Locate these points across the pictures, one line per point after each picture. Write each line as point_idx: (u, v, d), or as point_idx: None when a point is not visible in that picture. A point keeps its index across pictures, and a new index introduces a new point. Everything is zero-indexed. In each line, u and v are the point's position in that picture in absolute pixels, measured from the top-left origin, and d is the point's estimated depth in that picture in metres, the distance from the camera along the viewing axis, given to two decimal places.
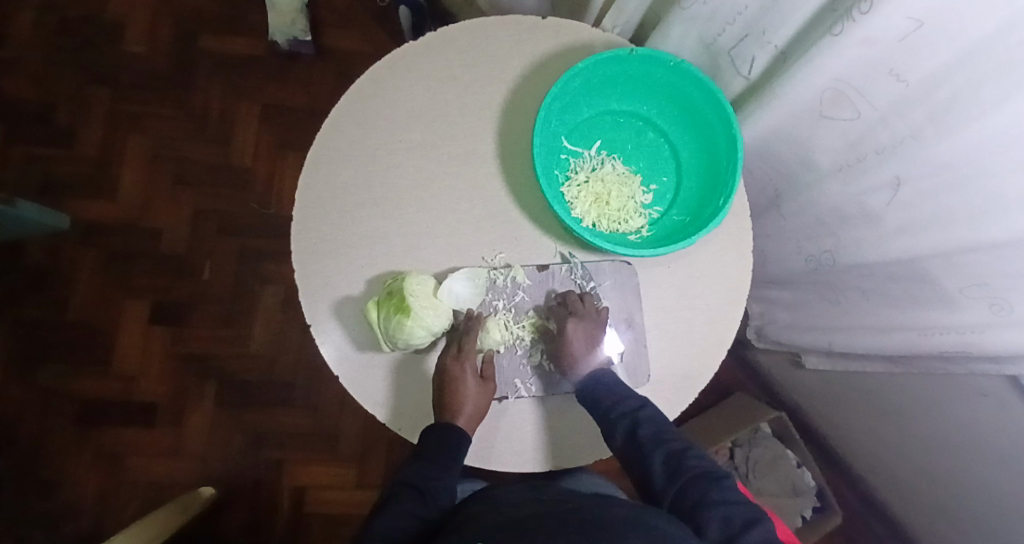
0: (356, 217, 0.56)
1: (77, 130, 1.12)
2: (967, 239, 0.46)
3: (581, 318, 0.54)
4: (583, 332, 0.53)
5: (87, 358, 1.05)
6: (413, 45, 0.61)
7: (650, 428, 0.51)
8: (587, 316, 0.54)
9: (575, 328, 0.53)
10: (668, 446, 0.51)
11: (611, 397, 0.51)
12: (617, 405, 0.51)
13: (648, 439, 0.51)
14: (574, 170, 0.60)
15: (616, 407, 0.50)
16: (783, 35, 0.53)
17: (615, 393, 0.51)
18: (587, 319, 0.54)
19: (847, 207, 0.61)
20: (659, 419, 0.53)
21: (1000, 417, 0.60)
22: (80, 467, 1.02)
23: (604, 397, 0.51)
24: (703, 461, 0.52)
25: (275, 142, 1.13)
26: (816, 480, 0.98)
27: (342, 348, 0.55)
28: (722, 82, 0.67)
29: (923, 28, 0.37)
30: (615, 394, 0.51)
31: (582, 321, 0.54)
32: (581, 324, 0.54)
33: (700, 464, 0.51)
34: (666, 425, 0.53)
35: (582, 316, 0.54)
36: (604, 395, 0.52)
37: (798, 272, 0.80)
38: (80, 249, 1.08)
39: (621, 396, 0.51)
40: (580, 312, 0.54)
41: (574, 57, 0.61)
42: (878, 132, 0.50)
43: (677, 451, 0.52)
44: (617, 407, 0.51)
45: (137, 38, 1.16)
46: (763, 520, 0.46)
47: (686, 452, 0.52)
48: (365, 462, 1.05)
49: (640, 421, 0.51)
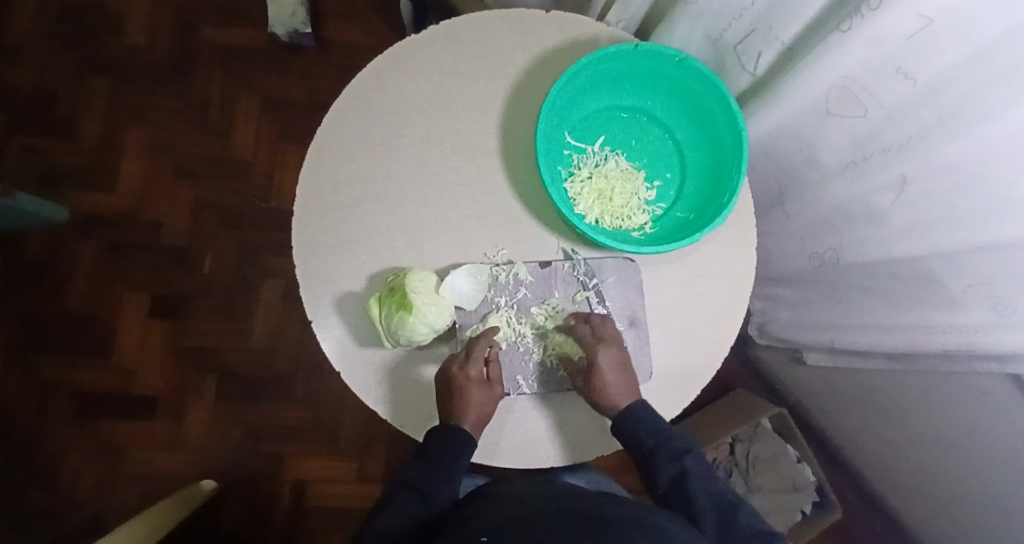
0: (358, 213, 0.56)
1: (75, 121, 1.11)
2: (975, 240, 0.45)
3: (610, 347, 0.53)
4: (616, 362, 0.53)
5: (88, 350, 1.05)
6: (415, 37, 0.60)
7: (699, 480, 0.53)
8: (614, 343, 0.54)
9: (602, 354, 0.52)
10: (719, 502, 0.51)
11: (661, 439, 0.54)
12: (665, 448, 0.54)
13: (697, 491, 0.52)
14: (577, 166, 0.59)
15: (664, 453, 0.53)
16: (791, 30, 0.52)
17: (663, 436, 0.54)
18: (616, 343, 0.54)
19: (852, 206, 0.61)
20: (708, 473, 0.54)
21: (1002, 417, 0.60)
22: (81, 458, 1.02)
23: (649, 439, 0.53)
24: (757, 522, 0.49)
25: (275, 135, 1.13)
26: (816, 476, 0.97)
27: (343, 343, 0.55)
28: (727, 78, 0.67)
29: (933, 26, 0.37)
30: (662, 437, 0.54)
31: (612, 351, 0.53)
32: (612, 353, 0.53)
33: (754, 523, 0.49)
34: (717, 481, 0.53)
35: (610, 343, 0.53)
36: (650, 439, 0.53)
37: (801, 269, 0.79)
38: (79, 241, 1.08)
39: (671, 440, 0.54)
40: (606, 338, 0.53)
41: (580, 52, 0.61)
42: (885, 130, 0.49)
43: (729, 508, 0.50)
44: (664, 450, 0.54)
45: (136, 28, 1.14)
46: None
47: (739, 511, 0.50)
48: (367, 457, 1.06)
49: (687, 470, 0.53)
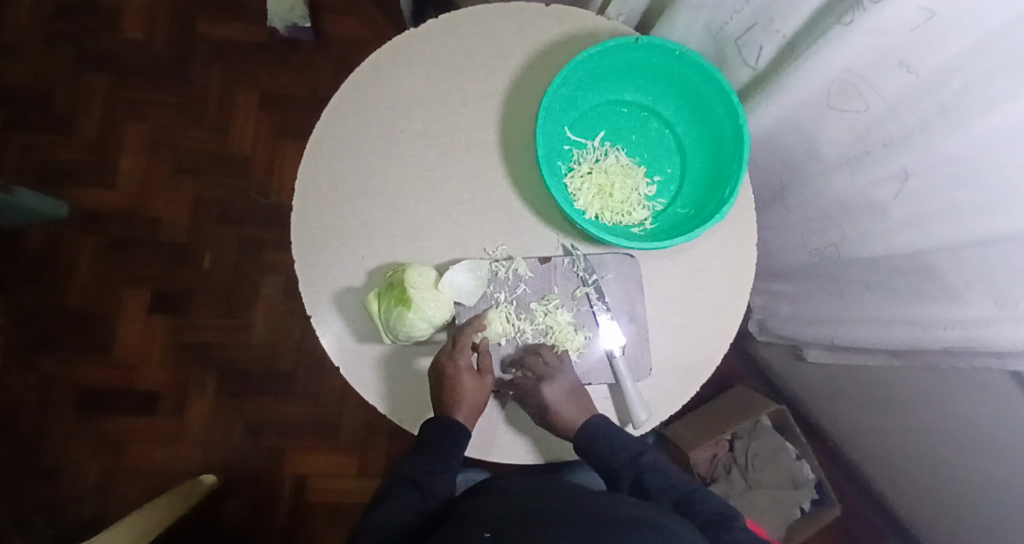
0: (356, 209, 0.56)
1: (75, 117, 1.11)
2: (977, 233, 0.45)
3: (553, 382, 0.52)
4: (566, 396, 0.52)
5: (88, 347, 1.05)
6: (413, 31, 0.60)
7: (654, 475, 0.53)
8: (557, 375, 0.53)
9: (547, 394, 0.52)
10: (676, 494, 0.52)
11: (615, 447, 0.53)
12: (618, 454, 0.53)
13: (654, 487, 0.53)
14: (577, 161, 0.59)
15: (619, 459, 0.53)
16: (792, 23, 0.52)
17: (617, 443, 0.53)
18: (557, 377, 0.53)
19: (854, 200, 0.60)
20: (662, 466, 0.54)
21: (1002, 412, 0.60)
22: (83, 454, 1.03)
23: (607, 448, 0.52)
24: (713, 505, 0.51)
25: (275, 130, 1.12)
26: (815, 473, 0.98)
27: (343, 339, 0.55)
28: (728, 71, 0.67)
29: (935, 18, 0.36)
30: (616, 445, 0.53)
31: (555, 385, 0.52)
32: (557, 389, 0.52)
33: (710, 508, 0.51)
34: (672, 472, 0.54)
35: (550, 378, 0.52)
36: (607, 449, 0.52)
37: (801, 264, 0.79)
38: (79, 237, 1.08)
39: (625, 446, 0.53)
40: (546, 375, 0.53)
41: (579, 45, 0.60)
42: (887, 123, 0.49)
43: (686, 499, 0.52)
44: (619, 457, 0.52)
45: (134, 23, 1.14)
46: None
47: (694, 498, 0.52)
48: (367, 452, 1.06)
49: (643, 468, 0.53)
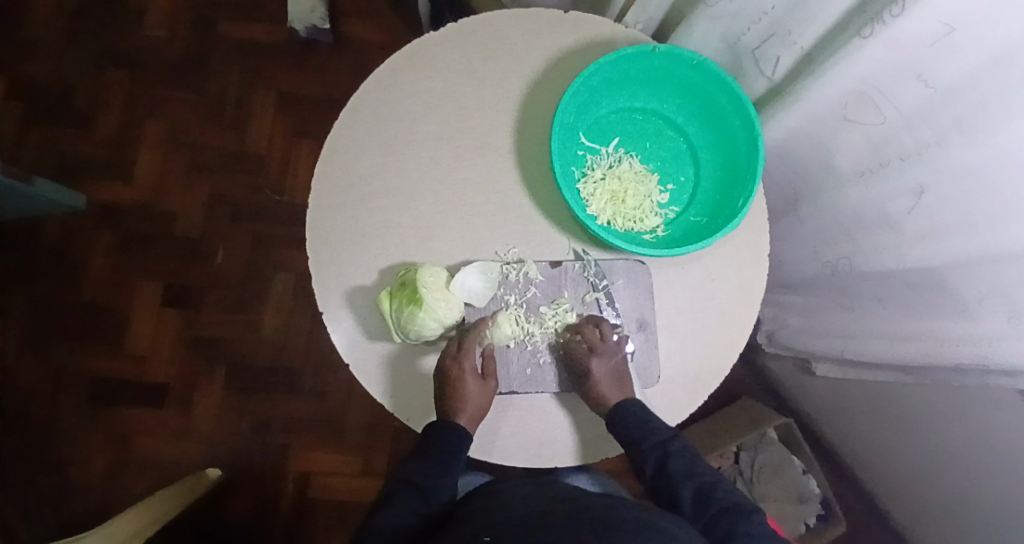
0: (372, 207, 0.56)
1: (95, 112, 1.13)
2: (992, 249, 0.44)
3: (603, 357, 0.53)
4: (610, 374, 0.53)
5: (100, 338, 1.07)
6: (432, 35, 0.60)
7: (679, 459, 0.53)
8: (608, 353, 0.53)
9: (593, 365, 0.53)
10: (698, 480, 0.52)
11: (644, 428, 0.53)
12: (648, 434, 0.53)
13: (677, 470, 0.53)
14: (590, 166, 0.59)
15: (647, 439, 0.53)
16: (809, 36, 0.52)
17: (646, 423, 0.53)
18: (609, 355, 0.53)
19: (868, 213, 0.60)
20: (689, 453, 0.54)
21: (1014, 432, 0.59)
22: (90, 444, 1.04)
23: (635, 428, 0.52)
24: (733, 496, 0.51)
25: (290, 129, 1.14)
26: (821, 488, 0.96)
27: (352, 336, 0.55)
28: (744, 82, 0.67)
29: (955, 33, 0.36)
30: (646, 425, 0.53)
31: (605, 361, 0.53)
32: (605, 367, 0.53)
33: (730, 497, 0.51)
34: (697, 460, 0.54)
35: (603, 353, 0.53)
36: (635, 429, 0.52)
37: (813, 276, 0.79)
38: (95, 230, 1.09)
39: (653, 427, 0.53)
40: (598, 349, 0.54)
41: (596, 52, 0.61)
42: (903, 137, 0.49)
43: (707, 485, 0.52)
44: (648, 437, 0.53)
45: (156, 22, 1.16)
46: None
47: (716, 486, 0.52)
48: (370, 451, 1.06)
49: (670, 452, 0.53)
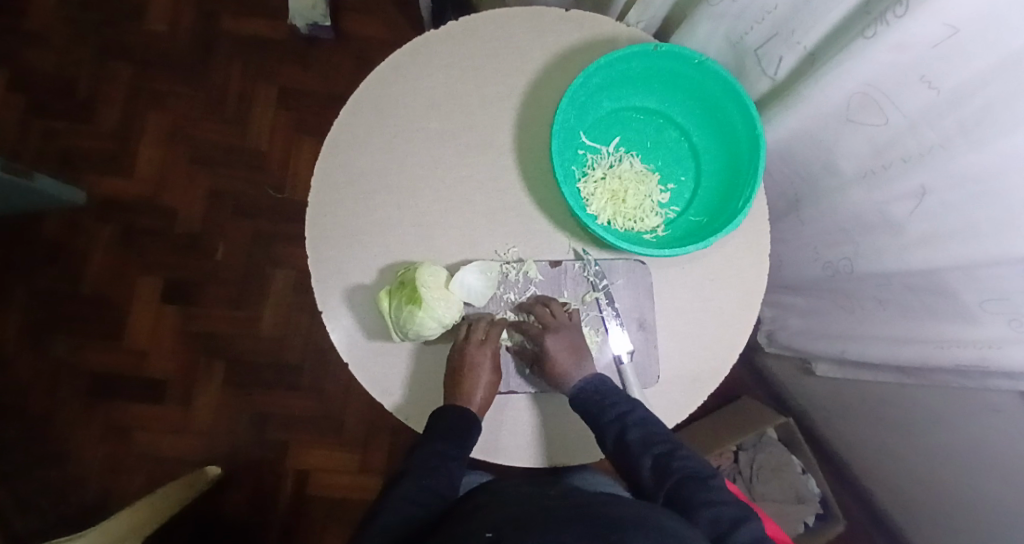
0: (372, 205, 0.56)
1: (96, 106, 1.13)
2: (992, 253, 0.44)
3: (557, 334, 0.53)
4: (564, 349, 0.53)
5: (100, 332, 1.07)
6: (434, 32, 0.60)
7: (636, 429, 0.49)
8: (562, 329, 0.53)
9: (550, 342, 0.53)
10: (655, 449, 0.48)
11: (598, 404, 0.51)
12: None
13: (634, 441, 0.49)
14: (591, 165, 0.59)
15: None
16: (813, 36, 0.52)
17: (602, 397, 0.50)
18: (564, 330, 0.53)
19: (869, 215, 0.60)
20: (649, 421, 0.50)
21: (1014, 435, 0.59)
22: (90, 438, 1.04)
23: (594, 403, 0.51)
24: (691, 463, 0.48)
25: (291, 126, 1.13)
26: (821, 488, 0.96)
27: (352, 334, 0.55)
28: (746, 82, 0.66)
29: (959, 35, 0.36)
30: None
31: (559, 336, 0.53)
32: (559, 340, 0.53)
33: (688, 465, 0.48)
34: (656, 427, 0.50)
35: (556, 330, 0.53)
36: (592, 401, 0.51)
37: (814, 277, 0.79)
38: (96, 225, 1.09)
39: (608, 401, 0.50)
40: (551, 326, 0.53)
41: (598, 51, 0.60)
42: (906, 140, 0.48)
43: (664, 455, 0.48)
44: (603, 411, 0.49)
45: (159, 16, 1.16)
46: (748, 520, 0.43)
47: (673, 454, 0.48)
48: (370, 448, 1.06)
49: (627, 424, 0.49)
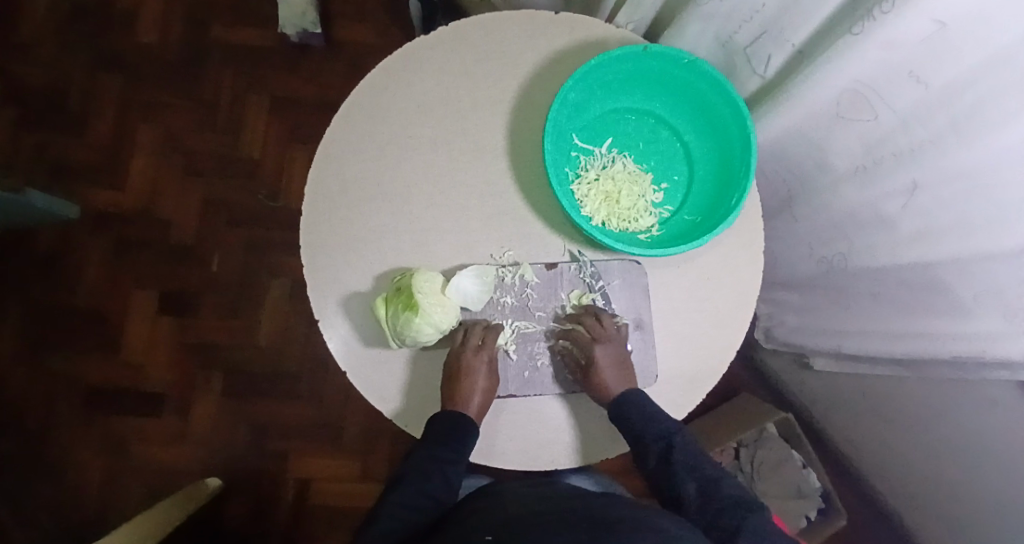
0: (367, 213, 0.56)
1: (87, 119, 1.12)
2: (986, 247, 0.45)
3: (605, 345, 0.54)
4: (612, 361, 0.53)
5: (96, 345, 1.06)
6: (425, 38, 0.60)
7: (682, 453, 0.53)
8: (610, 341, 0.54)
9: (598, 353, 0.53)
10: (701, 474, 0.51)
11: (645, 421, 0.52)
12: (651, 426, 0.52)
13: (679, 463, 0.52)
14: (584, 168, 0.59)
15: (651, 430, 0.52)
16: (802, 34, 0.52)
17: (651, 414, 0.52)
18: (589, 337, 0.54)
19: (862, 211, 0.60)
20: (693, 447, 0.53)
21: (1013, 427, 0.59)
22: (88, 453, 1.03)
23: (641, 419, 0.52)
24: (738, 490, 0.50)
25: (283, 134, 1.13)
26: (822, 482, 0.97)
27: (349, 342, 0.55)
28: (737, 81, 0.67)
29: (946, 30, 0.36)
30: (650, 418, 0.52)
31: (608, 349, 0.53)
32: (609, 352, 0.53)
33: (735, 491, 0.50)
34: (701, 454, 0.53)
35: (605, 341, 0.54)
36: (638, 419, 0.52)
37: (809, 274, 0.79)
38: (89, 237, 1.09)
39: (657, 418, 0.53)
40: (601, 337, 0.54)
41: (589, 53, 0.61)
42: (897, 136, 0.49)
43: (711, 480, 0.51)
44: (651, 430, 0.52)
45: (148, 27, 1.15)
46: None
47: (719, 481, 0.51)
48: (370, 455, 1.06)
49: (673, 445, 0.52)
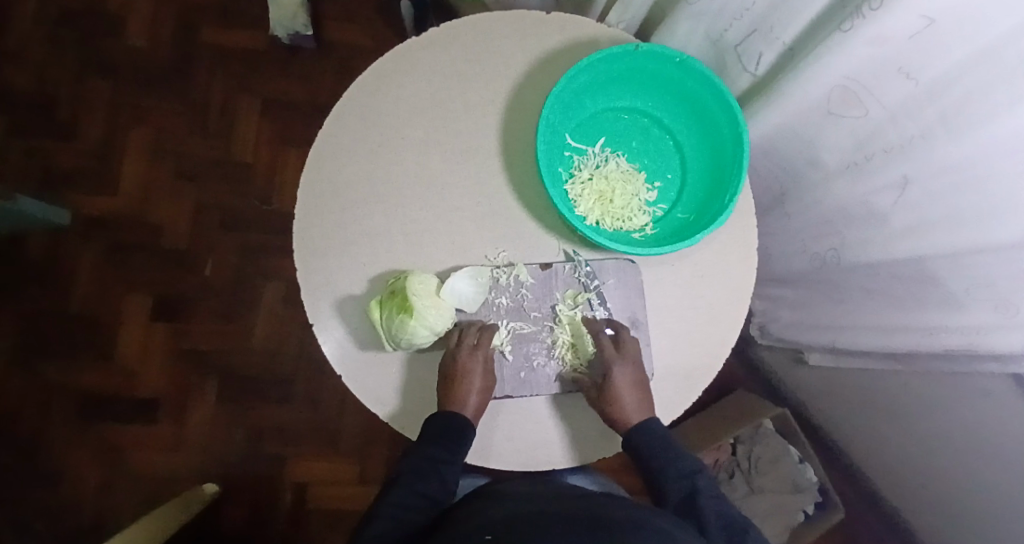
0: (360, 215, 0.56)
1: (76, 123, 1.11)
2: (977, 241, 0.45)
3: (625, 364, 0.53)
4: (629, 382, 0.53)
5: (89, 352, 1.05)
6: (415, 39, 0.60)
7: (709, 498, 0.51)
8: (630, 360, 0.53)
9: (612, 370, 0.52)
10: (728, 518, 0.50)
11: (668, 458, 0.54)
12: (675, 463, 0.54)
13: (706, 507, 0.50)
14: (578, 167, 0.59)
15: (675, 465, 0.54)
16: (792, 31, 0.52)
17: (675, 451, 0.55)
18: None
19: (853, 207, 0.60)
20: (720, 495, 0.53)
21: (1007, 419, 0.60)
22: (83, 460, 1.03)
23: (663, 452, 0.54)
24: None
25: (275, 137, 1.13)
26: (818, 476, 0.97)
27: (344, 345, 0.55)
28: (728, 79, 0.67)
29: (935, 26, 0.36)
30: (674, 454, 0.54)
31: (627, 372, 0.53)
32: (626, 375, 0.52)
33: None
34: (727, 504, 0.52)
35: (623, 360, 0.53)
36: (662, 451, 0.54)
37: (803, 270, 0.79)
38: (80, 243, 1.08)
39: (681, 457, 0.55)
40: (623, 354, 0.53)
41: (580, 52, 0.60)
42: (887, 131, 0.49)
43: (738, 525, 0.49)
44: (675, 465, 0.54)
45: (137, 30, 1.15)
46: None
47: (747, 529, 0.49)
48: (368, 457, 1.06)
49: (698, 487, 0.52)
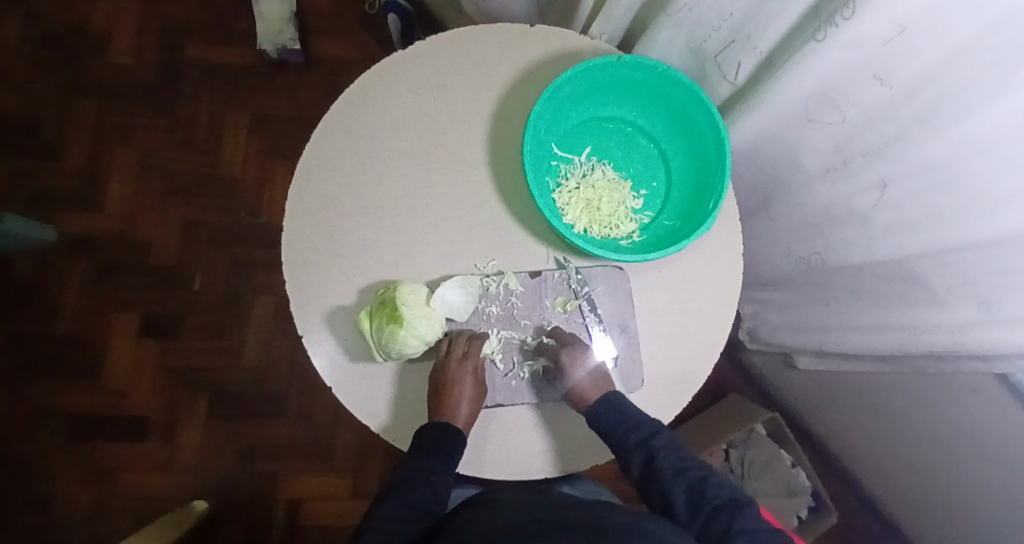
0: (348, 227, 0.56)
1: (63, 142, 1.11)
2: (954, 239, 0.46)
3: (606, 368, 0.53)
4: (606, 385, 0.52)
5: (75, 372, 1.04)
6: (401, 53, 0.61)
7: (667, 457, 0.52)
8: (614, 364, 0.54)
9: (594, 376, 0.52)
10: (688, 477, 0.51)
11: (624, 429, 0.52)
12: (631, 432, 0.52)
13: (666, 468, 0.52)
14: (565, 176, 0.60)
15: (630, 435, 0.52)
16: (768, 41, 0.54)
17: (629, 418, 0.52)
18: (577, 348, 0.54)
19: (835, 209, 0.62)
20: (676, 447, 0.53)
21: (993, 416, 0.61)
22: (70, 483, 1.00)
23: (619, 428, 0.52)
24: (725, 490, 0.51)
25: (264, 151, 1.13)
26: (810, 481, 0.98)
27: (334, 358, 0.55)
28: (708, 87, 0.68)
29: (907, 31, 0.38)
30: (628, 422, 0.52)
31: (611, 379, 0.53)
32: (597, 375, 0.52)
33: (722, 492, 0.50)
34: (685, 455, 0.53)
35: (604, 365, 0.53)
36: (617, 425, 0.52)
37: (789, 273, 0.80)
38: (67, 262, 1.07)
39: (636, 422, 0.52)
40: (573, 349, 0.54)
41: (564, 64, 0.62)
42: (865, 134, 0.50)
43: (699, 481, 0.51)
44: (632, 435, 0.51)
45: (124, 49, 1.15)
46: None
47: (706, 481, 0.51)
48: (362, 471, 1.05)
49: (656, 450, 0.52)
